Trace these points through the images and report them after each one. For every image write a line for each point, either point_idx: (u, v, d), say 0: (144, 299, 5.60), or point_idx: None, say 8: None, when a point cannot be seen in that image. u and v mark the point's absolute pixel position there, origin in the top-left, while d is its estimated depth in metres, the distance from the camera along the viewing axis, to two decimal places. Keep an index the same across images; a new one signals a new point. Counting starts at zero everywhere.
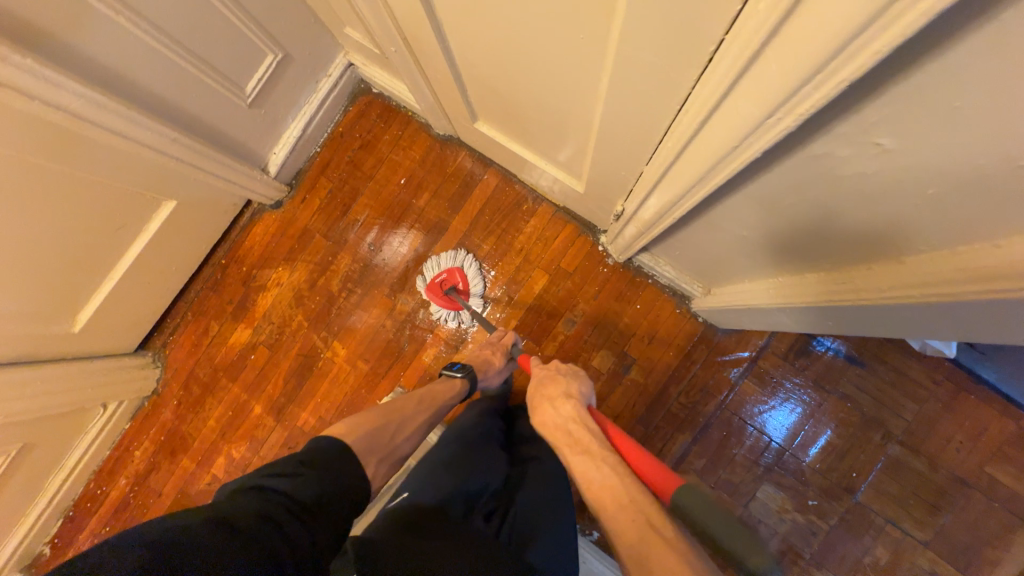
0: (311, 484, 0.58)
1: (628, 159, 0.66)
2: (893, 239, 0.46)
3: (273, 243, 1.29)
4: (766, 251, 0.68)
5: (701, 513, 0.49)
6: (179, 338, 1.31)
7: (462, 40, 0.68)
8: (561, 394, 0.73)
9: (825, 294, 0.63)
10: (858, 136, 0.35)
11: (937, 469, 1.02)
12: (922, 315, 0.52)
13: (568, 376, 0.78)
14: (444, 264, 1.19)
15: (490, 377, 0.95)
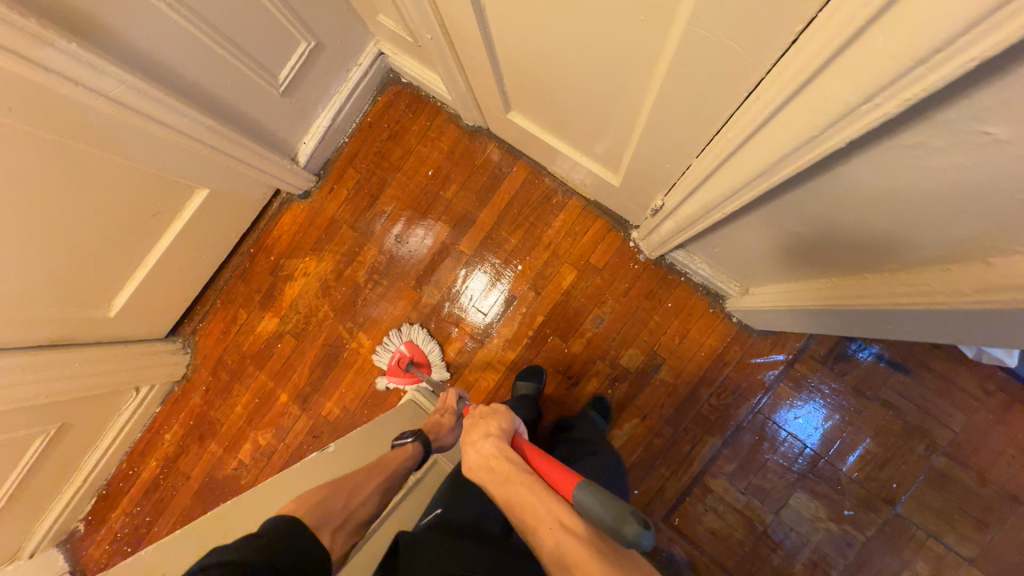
0: (263, 549, 0.53)
1: (678, 151, 0.63)
2: (980, 241, 0.43)
3: (300, 232, 1.29)
4: (820, 250, 0.65)
5: (593, 502, 0.51)
6: (208, 325, 1.33)
7: (506, 26, 0.66)
8: (481, 434, 0.69)
9: (886, 297, 0.59)
10: (963, 124, 0.32)
11: (986, 483, 0.96)
12: (1002, 325, 0.48)
13: (490, 415, 0.74)
14: (396, 344, 1.21)
15: (444, 440, 0.90)
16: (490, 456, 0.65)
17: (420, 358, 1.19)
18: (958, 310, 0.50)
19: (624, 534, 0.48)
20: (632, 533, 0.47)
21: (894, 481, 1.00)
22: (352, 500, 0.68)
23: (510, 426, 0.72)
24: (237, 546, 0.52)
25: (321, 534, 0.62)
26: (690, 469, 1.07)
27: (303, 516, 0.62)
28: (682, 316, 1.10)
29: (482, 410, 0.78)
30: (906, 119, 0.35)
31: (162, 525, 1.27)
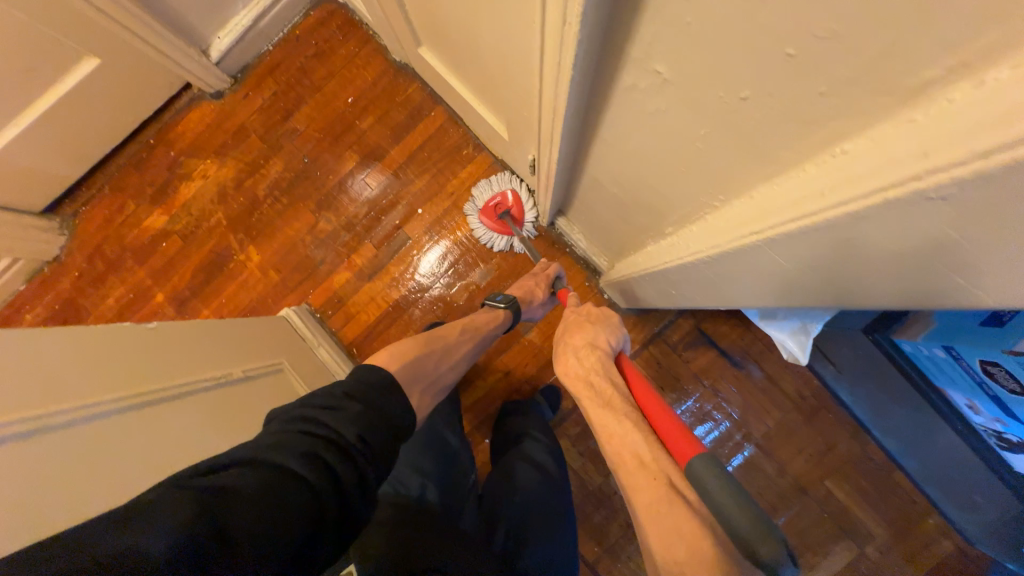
0: (353, 420, 0.51)
1: (522, 97, 0.66)
2: (684, 198, 0.48)
3: (206, 134, 1.25)
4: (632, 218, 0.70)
5: (719, 487, 0.36)
6: (92, 210, 1.26)
7: None
8: (585, 343, 0.60)
9: (659, 259, 0.62)
10: (643, 62, 0.36)
11: (784, 474, 1.07)
12: (724, 283, 0.49)
13: (595, 322, 0.66)
14: (497, 187, 1.13)
15: (532, 309, 0.94)
16: (595, 368, 0.56)
17: (518, 213, 1.11)
18: (679, 267, 0.54)
19: (750, 548, 0.33)
20: (762, 551, 0.33)
21: None
22: (441, 364, 0.73)
23: (617, 342, 0.62)
24: (332, 409, 0.51)
25: (412, 389, 0.65)
26: None
27: (397, 372, 0.63)
28: None
29: (584, 312, 0.70)
30: (618, 54, 0.38)
31: None
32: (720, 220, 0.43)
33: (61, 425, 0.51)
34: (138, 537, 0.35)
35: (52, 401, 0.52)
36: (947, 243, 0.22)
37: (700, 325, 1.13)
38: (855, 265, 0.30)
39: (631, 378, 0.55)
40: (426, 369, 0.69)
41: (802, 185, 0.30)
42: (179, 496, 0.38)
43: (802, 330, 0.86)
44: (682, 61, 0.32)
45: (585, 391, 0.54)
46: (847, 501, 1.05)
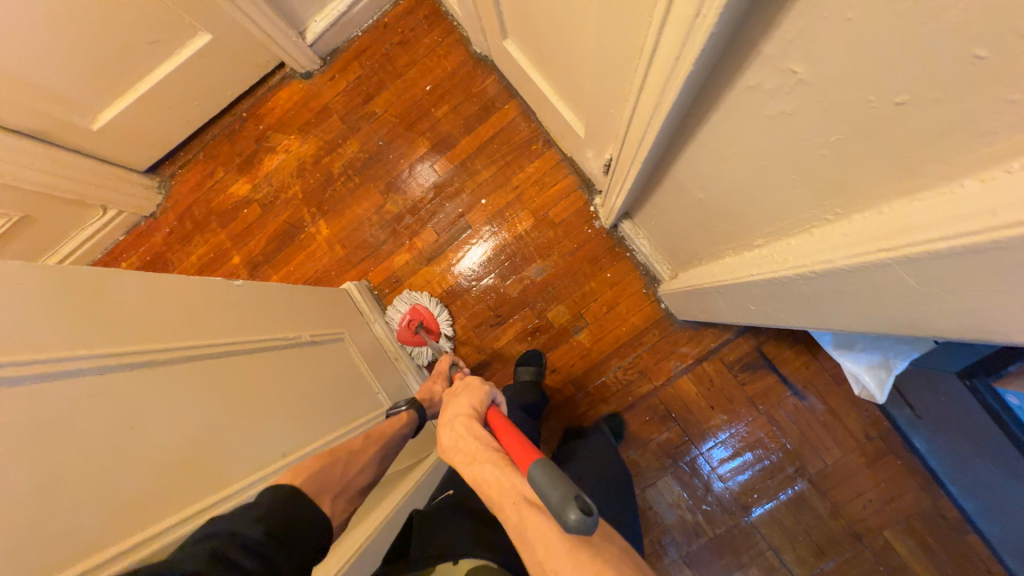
0: (258, 515, 0.48)
1: (613, 93, 0.65)
2: (788, 210, 0.46)
3: (293, 111, 1.32)
4: (711, 226, 0.67)
5: (544, 481, 0.41)
6: (187, 174, 1.37)
7: None
8: (450, 416, 0.59)
9: (742, 272, 0.59)
10: (778, 61, 0.34)
11: (837, 517, 1.00)
12: (821, 303, 0.46)
13: (467, 391, 0.64)
14: (403, 308, 1.19)
15: (437, 411, 0.83)
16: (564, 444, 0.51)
17: (430, 324, 1.17)
18: (769, 282, 0.52)
19: (564, 519, 0.38)
20: (573, 518, 0.37)
21: (753, 493, 1.04)
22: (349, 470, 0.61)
23: (486, 397, 0.63)
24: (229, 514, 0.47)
25: (320, 502, 0.55)
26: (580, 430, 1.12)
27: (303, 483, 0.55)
28: (615, 288, 1.14)
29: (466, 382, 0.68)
30: (746, 52, 0.36)
31: None
32: (831, 235, 0.40)
33: (149, 363, 0.55)
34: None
35: (144, 342, 0.56)
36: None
37: (760, 347, 1.07)
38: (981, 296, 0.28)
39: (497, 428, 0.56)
40: (334, 477, 0.58)
41: (957, 201, 0.28)
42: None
43: (883, 364, 0.80)
44: (831, 61, 0.30)
45: (459, 460, 0.53)
46: (908, 557, 0.97)
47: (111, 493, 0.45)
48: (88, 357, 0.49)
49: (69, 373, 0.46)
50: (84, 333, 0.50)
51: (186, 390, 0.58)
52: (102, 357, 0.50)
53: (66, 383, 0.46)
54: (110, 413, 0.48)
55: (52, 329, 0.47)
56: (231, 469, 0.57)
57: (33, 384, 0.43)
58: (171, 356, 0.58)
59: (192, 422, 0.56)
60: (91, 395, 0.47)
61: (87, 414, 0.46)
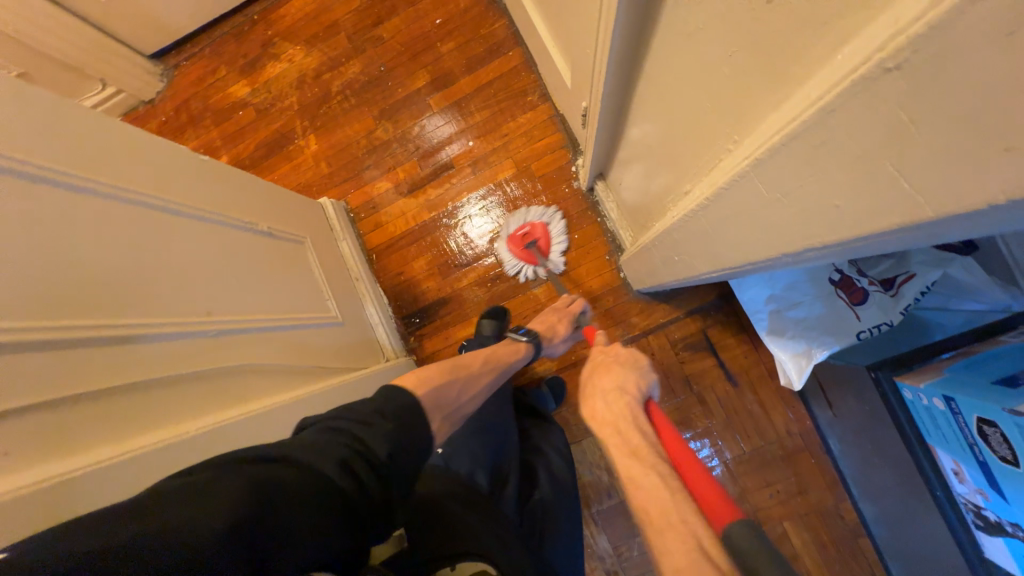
0: (387, 438, 0.46)
1: (585, 27, 0.66)
2: (705, 141, 0.47)
3: (302, 22, 1.32)
4: (657, 176, 0.69)
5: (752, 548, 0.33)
6: (190, 67, 1.38)
7: None
8: (612, 386, 0.54)
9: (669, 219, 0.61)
10: None
11: (744, 502, 1.04)
12: (716, 242, 0.48)
13: (624, 364, 0.60)
14: (530, 217, 1.14)
15: (556, 346, 0.89)
16: (624, 415, 0.50)
17: (547, 244, 1.13)
18: (684, 222, 0.54)
19: None
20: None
21: None
22: (464, 394, 0.62)
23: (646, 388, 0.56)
24: (364, 422, 0.46)
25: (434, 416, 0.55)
26: (520, 379, 1.16)
27: (422, 398, 0.54)
28: (581, 250, 1.16)
29: (613, 353, 0.64)
30: None
31: None
32: (727, 162, 0.42)
33: (74, 188, 0.55)
34: (191, 518, 0.32)
35: (72, 167, 0.55)
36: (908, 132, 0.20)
37: (705, 330, 1.10)
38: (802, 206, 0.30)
39: (663, 428, 0.48)
40: (449, 397, 0.59)
41: (799, 101, 0.29)
42: (234, 478, 0.35)
43: (805, 353, 0.82)
44: None
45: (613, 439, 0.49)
46: (801, 550, 1.00)
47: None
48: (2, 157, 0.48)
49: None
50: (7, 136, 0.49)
51: (111, 226, 0.57)
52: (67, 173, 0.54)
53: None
54: (59, 216, 0.52)
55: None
56: (142, 308, 0.57)
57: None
58: (102, 191, 0.58)
59: (107, 254, 0.55)
60: (9, 192, 0.48)
61: (46, 210, 0.50)
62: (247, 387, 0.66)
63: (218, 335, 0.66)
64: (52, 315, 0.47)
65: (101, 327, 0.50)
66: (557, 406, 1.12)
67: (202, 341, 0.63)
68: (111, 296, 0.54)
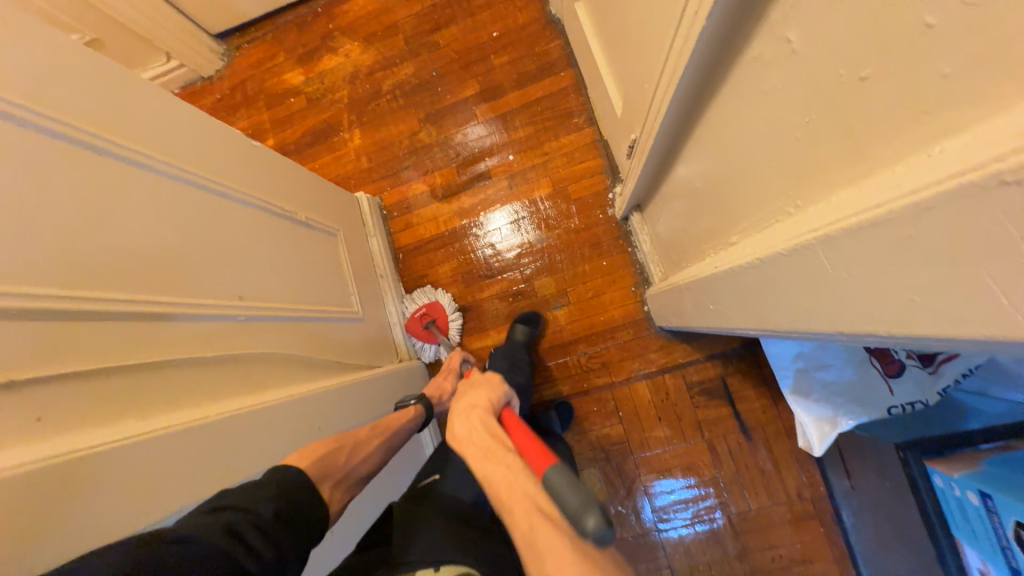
0: (271, 498, 0.50)
1: (650, 63, 0.66)
2: (763, 198, 0.46)
3: (363, 20, 1.35)
4: (700, 220, 0.68)
5: (559, 481, 0.44)
6: (251, 49, 1.43)
7: None
8: (466, 406, 0.62)
9: (709, 268, 0.61)
10: (778, 26, 0.35)
11: (742, 561, 1.00)
12: (761, 302, 0.47)
13: (481, 385, 0.68)
14: (423, 299, 1.21)
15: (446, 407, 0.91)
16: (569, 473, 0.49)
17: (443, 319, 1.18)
18: (727, 275, 0.52)
19: (583, 524, 0.41)
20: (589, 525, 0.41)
21: (667, 511, 1.05)
22: (352, 458, 0.64)
23: (501, 396, 0.65)
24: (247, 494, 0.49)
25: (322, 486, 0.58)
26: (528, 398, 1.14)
27: (307, 467, 0.57)
28: (608, 279, 1.14)
29: (477, 377, 0.73)
30: (762, 9, 0.36)
31: None
32: (786, 226, 0.41)
33: (129, 160, 0.56)
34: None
35: (129, 140, 0.57)
36: (1016, 244, 0.19)
37: (724, 376, 1.07)
38: (872, 293, 0.29)
39: (509, 425, 0.58)
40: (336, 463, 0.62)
41: (887, 182, 0.28)
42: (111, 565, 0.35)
43: (830, 421, 0.79)
44: (824, 21, 0.30)
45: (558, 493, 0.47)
46: None
47: (51, 247, 0.45)
48: (67, 126, 0.49)
49: (42, 129, 0.47)
50: (76, 106, 0.51)
51: (158, 199, 0.59)
52: (122, 147, 0.55)
53: (44, 138, 0.47)
54: (110, 189, 0.53)
55: (72, 97, 0.51)
56: (178, 285, 0.58)
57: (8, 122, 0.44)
58: (154, 165, 0.59)
59: (150, 227, 0.57)
60: (70, 162, 0.49)
61: (99, 182, 0.52)
62: (265, 374, 0.67)
63: (245, 320, 0.66)
64: (94, 283, 0.48)
65: (135, 301, 0.51)
66: (562, 431, 1.10)
67: (230, 325, 0.64)
68: (149, 273, 0.55)
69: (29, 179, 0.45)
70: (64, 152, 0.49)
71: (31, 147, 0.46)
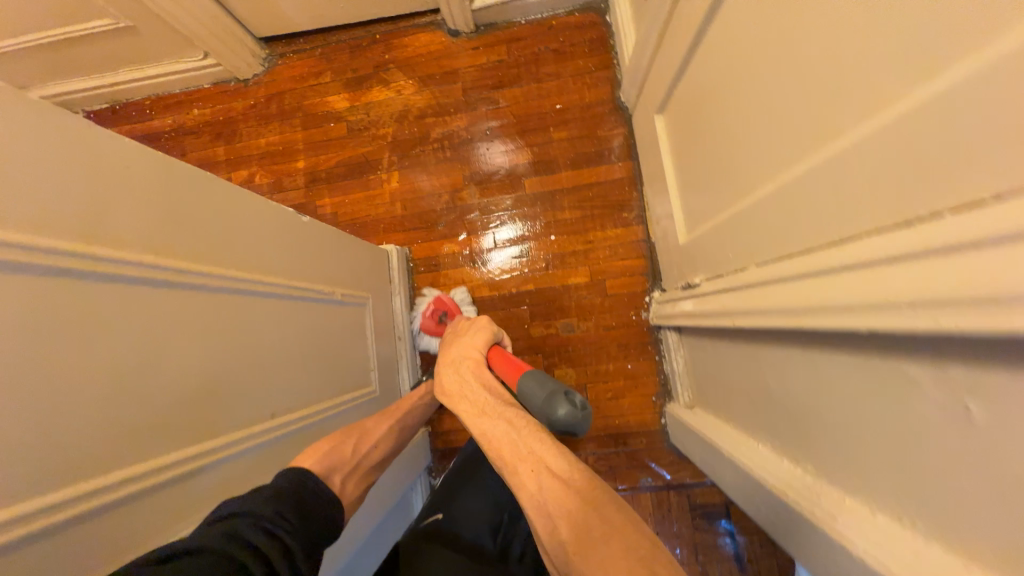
0: (268, 499, 0.52)
1: (747, 247, 0.64)
2: (867, 479, 0.45)
3: (422, 59, 1.28)
4: (761, 410, 0.66)
5: (536, 386, 0.62)
6: (296, 61, 1.34)
7: (711, 50, 0.67)
8: (455, 357, 0.78)
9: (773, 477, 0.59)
10: (955, 387, 0.33)
11: None
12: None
13: (470, 330, 0.83)
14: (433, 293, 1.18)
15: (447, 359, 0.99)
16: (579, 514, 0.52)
17: (453, 309, 1.13)
18: (805, 520, 0.51)
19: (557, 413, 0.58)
20: (562, 411, 0.58)
21: None
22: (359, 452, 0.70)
23: (490, 336, 0.80)
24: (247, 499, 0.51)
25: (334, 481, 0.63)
26: None
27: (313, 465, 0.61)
28: (629, 382, 1.13)
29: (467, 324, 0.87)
30: (927, 351, 0.35)
31: None
32: (902, 542, 0.40)
33: (183, 283, 0.52)
34: None
35: (183, 256, 0.52)
36: None
37: (728, 505, 1.07)
38: None
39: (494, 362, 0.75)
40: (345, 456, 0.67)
41: None
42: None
43: None
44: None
45: None
46: None
47: (90, 419, 0.41)
48: (117, 261, 0.44)
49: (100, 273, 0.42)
50: (131, 233, 0.46)
51: (204, 319, 0.54)
52: (179, 271, 0.51)
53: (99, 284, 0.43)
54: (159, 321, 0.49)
55: (133, 225, 0.46)
56: (212, 422, 0.53)
57: (54, 277, 0.39)
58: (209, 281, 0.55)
59: (193, 360, 0.52)
60: (121, 304, 0.45)
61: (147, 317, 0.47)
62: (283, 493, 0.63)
63: (271, 441, 0.62)
64: (125, 454, 0.44)
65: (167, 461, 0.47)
66: None
67: (257, 454, 0.59)
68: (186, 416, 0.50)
69: (73, 343, 0.40)
70: (116, 296, 0.44)
71: (80, 299, 0.41)
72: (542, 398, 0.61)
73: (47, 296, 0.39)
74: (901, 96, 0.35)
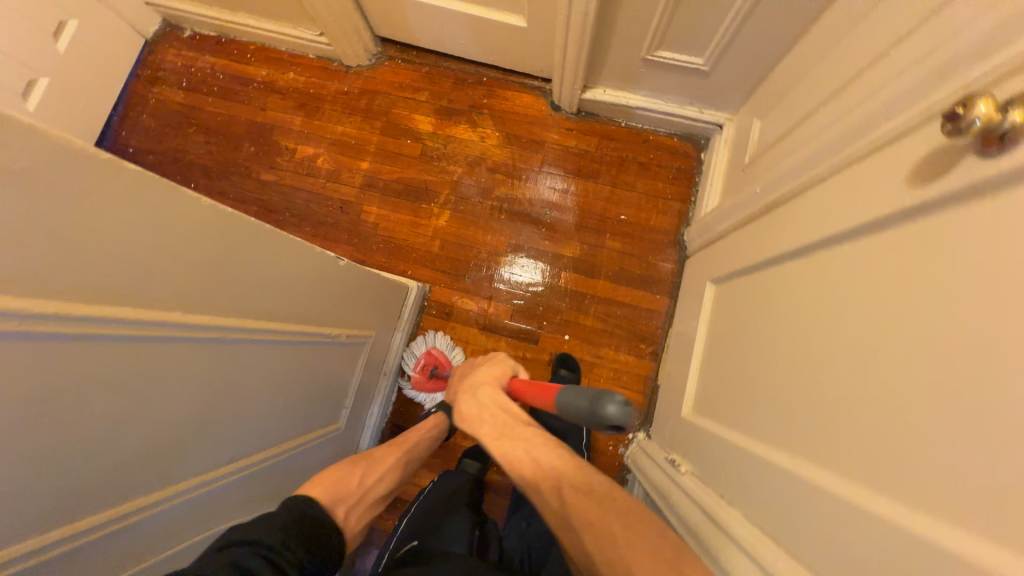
0: (274, 530, 0.56)
1: (741, 490, 0.63)
2: None
3: (516, 117, 1.29)
4: None
5: (570, 395, 0.55)
6: (400, 68, 1.36)
7: (785, 284, 0.67)
8: (474, 387, 0.72)
9: None
10: None
11: None
12: None
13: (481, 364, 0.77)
14: (419, 349, 1.20)
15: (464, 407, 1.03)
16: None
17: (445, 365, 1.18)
18: None
19: (607, 412, 0.50)
20: (608, 410, 0.49)
21: None
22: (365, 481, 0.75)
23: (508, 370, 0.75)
24: (253, 526, 0.55)
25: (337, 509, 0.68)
26: None
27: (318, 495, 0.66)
28: None
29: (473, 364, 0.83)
30: None
31: (224, 106, 1.40)
32: None
33: (200, 338, 0.52)
34: None
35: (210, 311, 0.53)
36: None
37: None
38: None
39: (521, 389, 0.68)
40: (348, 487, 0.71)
41: None
42: None
43: None
44: None
45: None
46: None
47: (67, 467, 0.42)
48: (148, 323, 0.45)
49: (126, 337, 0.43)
50: (161, 291, 0.45)
51: (206, 369, 0.55)
52: (201, 326, 0.51)
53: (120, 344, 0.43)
54: (161, 377, 0.49)
55: (178, 283, 0.47)
56: (163, 471, 0.52)
57: (60, 341, 0.38)
58: (224, 334, 0.55)
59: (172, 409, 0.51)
60: (134, 362, 0.45)
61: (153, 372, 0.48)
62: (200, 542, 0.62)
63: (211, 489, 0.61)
64: (67, 510, 0.42)
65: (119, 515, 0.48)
66: None
67: (200, 503, 0.60)
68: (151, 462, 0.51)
69: (57, 405, 0.39)
70: (132, 354, 0.45)
71: (102, 358, 0.42)
72: (580, 405, 0.53)
73: (52, 359, 0.38)
74: (952, 530, 0.35)
